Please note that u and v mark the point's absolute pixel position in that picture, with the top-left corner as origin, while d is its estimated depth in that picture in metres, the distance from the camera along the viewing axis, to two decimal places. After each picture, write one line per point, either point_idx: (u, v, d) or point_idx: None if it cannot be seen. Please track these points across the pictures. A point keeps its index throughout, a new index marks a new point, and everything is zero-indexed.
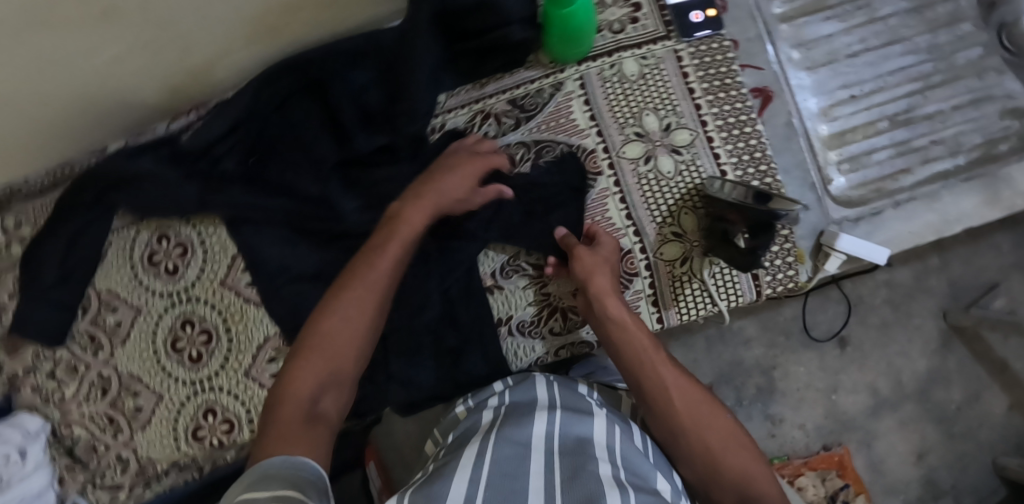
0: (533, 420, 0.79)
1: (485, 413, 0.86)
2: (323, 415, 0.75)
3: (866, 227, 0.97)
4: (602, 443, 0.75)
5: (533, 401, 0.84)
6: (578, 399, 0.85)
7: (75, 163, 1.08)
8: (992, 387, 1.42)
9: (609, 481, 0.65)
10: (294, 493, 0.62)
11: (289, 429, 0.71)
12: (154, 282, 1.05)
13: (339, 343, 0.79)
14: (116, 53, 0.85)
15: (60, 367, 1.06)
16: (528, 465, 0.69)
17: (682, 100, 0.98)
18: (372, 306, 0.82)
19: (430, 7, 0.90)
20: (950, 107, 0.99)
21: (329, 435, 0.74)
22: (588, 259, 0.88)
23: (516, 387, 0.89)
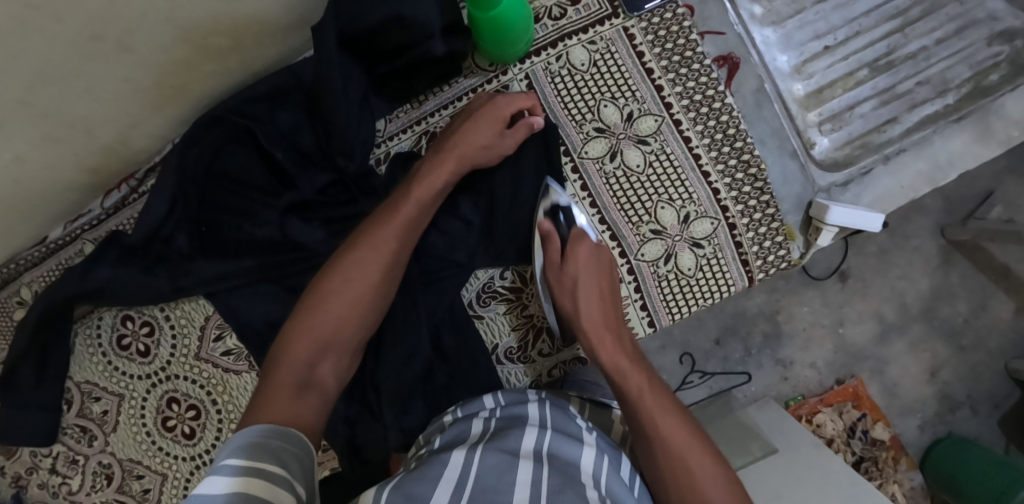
0: (522, 433, 0.72)
1: (476, 426, 0.79)
2: (318, 383, 0.72)
3: (855, 189, 0.91)
4: (589, 465, 0.70)
5: (524, 417, 0.77)
6: (569, 420, 0.79)
7: (20, 259, 1.03)
8: (997, 294, 1.41)
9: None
10: (275, 467, 0.57)
11: (279, 392, 0.68)
12: (129, 365, 1.02)
13: (348, 303, 0.76)
14: (15, 153, 0.79)
15: (61, 461, 1.05)
16: (512, 479, 0.63)
17: (640, 83, 0.89)
18: (384, 269, 0.79)
19: (332, 31, 0.79)
20: (933, 41, 0.91)
21: (321, 406, 0.71)
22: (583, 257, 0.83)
23: (508, 407, 0.82)
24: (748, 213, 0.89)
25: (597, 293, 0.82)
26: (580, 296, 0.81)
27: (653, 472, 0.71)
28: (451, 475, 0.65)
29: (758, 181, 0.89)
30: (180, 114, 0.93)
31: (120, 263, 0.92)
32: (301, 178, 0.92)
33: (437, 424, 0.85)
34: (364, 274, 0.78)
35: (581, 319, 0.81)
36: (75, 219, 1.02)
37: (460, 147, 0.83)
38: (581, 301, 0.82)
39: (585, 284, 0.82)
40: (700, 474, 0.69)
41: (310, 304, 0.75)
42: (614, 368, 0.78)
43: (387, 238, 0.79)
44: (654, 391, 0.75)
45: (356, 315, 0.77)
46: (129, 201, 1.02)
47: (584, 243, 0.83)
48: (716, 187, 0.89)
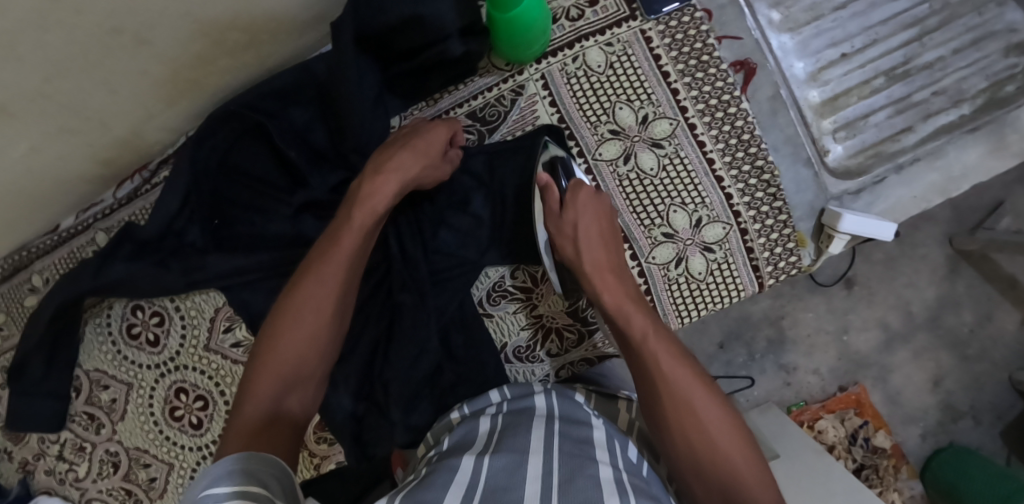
0: (529, 426, 0.74)
1: (484, 423, 0.80)
2: (287, 415, 0.69)
3: (867, 198, 0.92)
4: (601, 447, 0.72)
5: (533, 410, 0.79)
6: (578, 409, 0.81)
7: (30, 247, 1.04)
8: (1003, 304, 1.42)
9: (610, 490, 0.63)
10: (259, 489, 0.54)
11: (249, 432, 0.64)
12: (138, 355, 1.03)
13: (304, 333, 0.72)
14: (32, 143, 0.80)
15: (68, 448, 1.05)
16: (523, 471, 0.65)
17: (656, 86, 0.89)
18: (339, 292, 0.75)
19: (350, 30, 0.79)
20: (950, 51, 0.91)
21: (294, 437, 0.68)
22: (583, 200, 0.81)
23: (516, 400, 0.83)
24: (760, 218, 0.90)
25: (590, 230, 0.80)
26: (580, 234, 0.80)
27: (661, 419, 0.71)
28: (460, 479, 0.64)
29: (771, 187, 0.89)
30: (194, 107, 0.93)
31: (135, 258, 0.93)
32: (314, 176, 0.93)
33: (446, 421, 0.86)
34: (322, 298, 0.74)
35: (584, 263, 0.80)
36: (87, 208, 1.02)
37: (408, 166, 0.81)
38: (582, 244, 0.80)
39: (586, 229, 0.80)
40: (708, 422, 0.68)
41: (270, 336, 0.71)
42: (617, 309, 0.77)
43: (340, 261, 0.76)
44: (659, 333, 0.74)
45: (320, 341, 0.72)
46: (141, 192, 1.01)
47: (583, 190, 0.81)
48: (728, 192, 0.89)
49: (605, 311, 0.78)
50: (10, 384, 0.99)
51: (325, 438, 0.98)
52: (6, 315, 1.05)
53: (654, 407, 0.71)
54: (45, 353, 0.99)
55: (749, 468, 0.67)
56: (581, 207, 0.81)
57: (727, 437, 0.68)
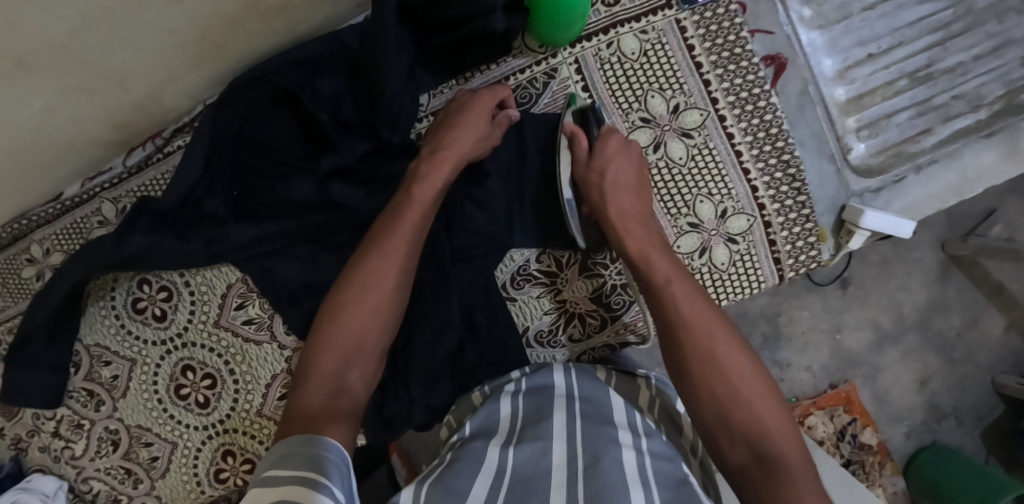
0: (552, 410, 0.75)
1: (504, 403, 0.81)
2: (350, 389, 0.70)
3: (887, 196, 0.93)
4: (624, 427, 0.72)
5: (552, 390, 0.80)
6: (598, 389, 0.81)
7: (31, 215, 0.99)
8: (990, 310, 1.46)
9: (633, 474, 0.62)
10: (317, 476, 0.56)
11: (311, 407, 0.65)
12: (144, 330, 0.99)
13: (370, 310, 0.74)
14: (48, 102, 0.76)
15: (65, 425, 1.02)
16: (548, 457, 0.65)
17: (689, 76, 0.89)
18: (401, 271, 0.77)
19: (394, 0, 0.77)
20: (971, 57, 0.93)
21: (356, 409, 0.68)
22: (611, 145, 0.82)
23: (533, 374, 0.85)
24: (784, 212, 0.91)
25: (618, 178, 0.81)
26: (618, 190, 0.81)
27: (676, 353, 0.70)
28: (489, 468, 0.65)
29: (797, 181, 0.90)
30: (215, 74, 0.90)
31: (152, 229, 0.90)
32: (341, 142, 0.91)
33: (467, 400, 0.86)
34: (386, 282, 0.75)
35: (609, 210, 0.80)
36: (94, 177, 0.98)
37: (463, 144, 0.83)
38: (610, 194, 0.81)
39: (616, 176, 0.81)
40: (727, 366, 0.67)
41: (328, 318, 0.73)
42: (638, 255, 0.77)
43: (396, 247, 0.77)
44: (677, 283, 0.74)
45: (378, 318, 0.74)
46: (153, 160, 0.98)
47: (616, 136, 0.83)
48: (755, 184, 0.90)
49: (627, 259, 0.78)
50: (7, 356, 0.94)
51: None
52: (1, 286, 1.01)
53: (673, 350, 0.71)
54: (47, 330, 0.95)
55: (778, 424, 0.65)
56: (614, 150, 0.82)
57: (751, 381, 0.67)
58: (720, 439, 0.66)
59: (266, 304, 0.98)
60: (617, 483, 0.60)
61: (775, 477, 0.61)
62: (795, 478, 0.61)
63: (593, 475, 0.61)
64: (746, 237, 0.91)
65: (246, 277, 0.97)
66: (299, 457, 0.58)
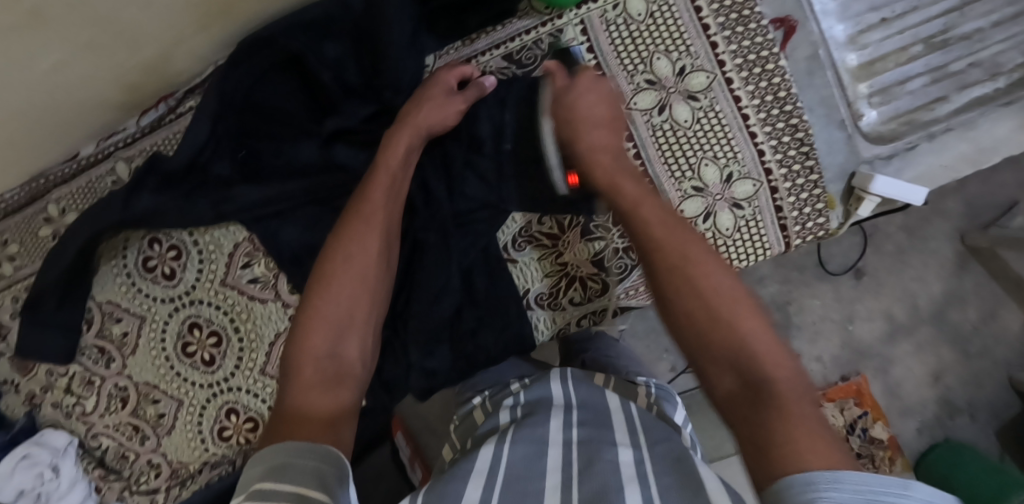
0: (547, 418, 0.74)
1: (503, 416, 0.78)
2: (345, 366, 0.68)
3: (898, 164, 0.91)
4: (623, 429, 0.70)
5: (549, 401, 0.78)
6: (595, 393, 0.80)
7: (47, 175, 1.01)
8: (1008, 304, 1.42)
9: (630, 473, 0.61)
10: (320, 494, 0.53)
11: (310, 389, 0.64)
12: (153, 288, 1.01)
13: (350, 283, 0.73)
14: (62, 56, 0.79)
15: (75, 382, 1.04)
16: (542, 463, 0.65)
17: (695, 38, 0.88)
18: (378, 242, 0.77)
19: None
20: (989, 24, 0.91)
21: (356, 388, 0.68)
22: (582, 83, 0.81)
23: (532, 386, 0.82)
24: (792, 177, 0.89)
25: (598, 116, 0.80)
26: (579, 110, 0.80)
27: (651, 275, 0.68)
28: (483, 470, 0.64)
29: (805, 145, 0.89)
30: (225, 34, 0.92)
31: (161, 190, 0.92)
32: (346, 103, 0.92)
33: (468, 413, 0.84)
34: (363, 252, 0.75)
35: (582, 144, 0.79)
36: (110, 136, 1.00)
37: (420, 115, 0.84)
38: (588, 128, 0.79)
39: (587, 105, 0.80)
40: (706, 291, 0.64)
41: (318, 290, 0.71)
42: (608, 182, 0.76)
43: (373, 210, 0.79)
44: (645, 201, 0.73)
45: (366, 293, 0.73)
46: (166, 121, 0.99)
47: (589, 74, 0.82)
48: (761, 149, 0.89)
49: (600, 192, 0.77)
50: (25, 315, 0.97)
51: None
52: (19, 245, 1.03)
53: (659, 271, 0.67)
54: (59, 289, 0.96)
55: (767, 346, 0.60)
56: (587, 89, 0.81)
57: (738, 303, 0.62)
58: (702, 359, 0.62)
59: (271, 264, 0.99)
60: (606, 490, 0.59)
61: (768, 401, 0.56)
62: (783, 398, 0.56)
63: (585, 483, 0.60)
64: (751, 205, 0.90)
65: (253, 237, 0.99)
66: (294, 468, 0.55)
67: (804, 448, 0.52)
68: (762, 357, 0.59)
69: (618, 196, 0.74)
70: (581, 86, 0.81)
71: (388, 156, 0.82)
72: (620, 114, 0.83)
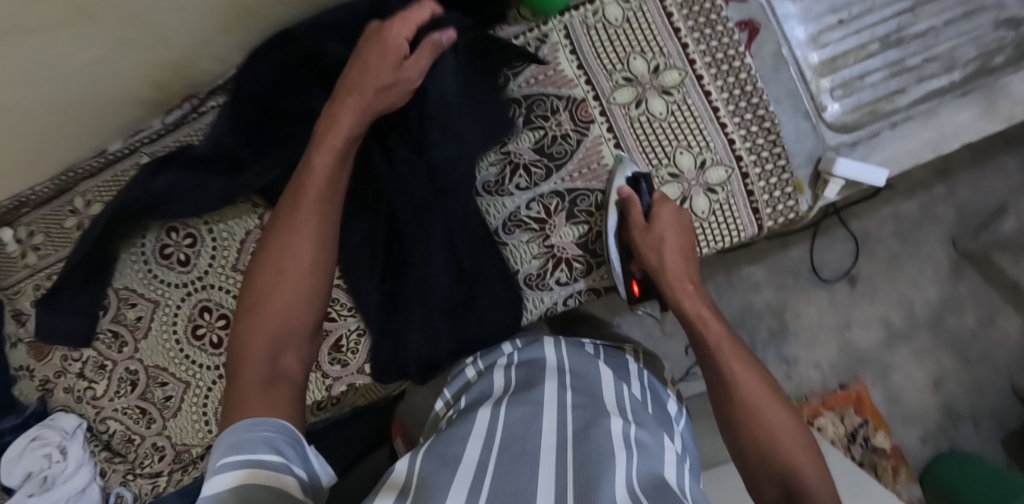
0: (542, 382, 0.85)
1: (498, 377, 0.89)
2: (284, 372, 0.77)
3: (863, 150, 0.97)
4: (612, 402, 0.83)
5: (543, 362, 0.89)
6: (588, 362, 0.91)
7: (75, 168, 1.11)
8: (1005, 310, 1.45)
9: (619, 440, 0.72)
10: (275, 456, 0.66)
11: (249, 393, 0.73)
12: (168, 274, 1.08)
13: (284, 293, 0.80)
14: (103, 51, 0.90)
15: (89, 366, 1.10)
16: (536, 424, 0.75)
17: (668, 40, 0.97)
18: (314, 248, 0.83)
19: None
20: (942, 22, 1.00)
21: (293, 389, 0.76)
22: (665, 218, 0.90)
23: (525, 348, 0.94)
24: (761, 163, 0.96)
25: (674, 250, 0.90)
26: (664, 248, 0.89)
27: (721, 397, 0.82)
28: (480, 433, 0.74)
29: (772, 134, 0.96)
30: (247, 37, 1.02)
31: (187, 175, 1.01)
32: None
33: (461, 379, 0.94)
34: (297, 260, 0.82)
35: (665, 271, 0.89)
36: (135, 134, 1.11)
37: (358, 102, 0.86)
38: (664, 258, 0.90)
39: (669, 243, 0.90)
40: (764, 412, 0.79)
41: (255, 299, 0.80)
42: (693, 321, 0.87)
43: (304, 217, 0.83)
44: (696, 299, 0.88)
45: (304, 302, 0.81)
46: (188, 119, 1.09)
47: (665, 207, 0.91)
48: (732, 138, 0.97)
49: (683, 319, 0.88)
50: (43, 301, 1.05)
51: (337, 360, 1.03)
52: (43, 236, 1.11)
53: (722, 405, 0.82)
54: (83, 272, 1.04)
55: (809, 467, 0.75)
56: (665, 226, 0.90)
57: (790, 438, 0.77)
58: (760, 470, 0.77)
59: None
60: (602, 450, 0.70)
61: None
62: None
63: (580, 444, 0.71)
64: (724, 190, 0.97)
65: (263, 224, 1.07)
66: (247, 440, 0.66)
67: None
68: (801, 471, 0.74)
69: (698, 336, 0.87)
70: (660, 212, 0.91)
71: (317, 158, 0.85)
72: (690, 234, 0.92)
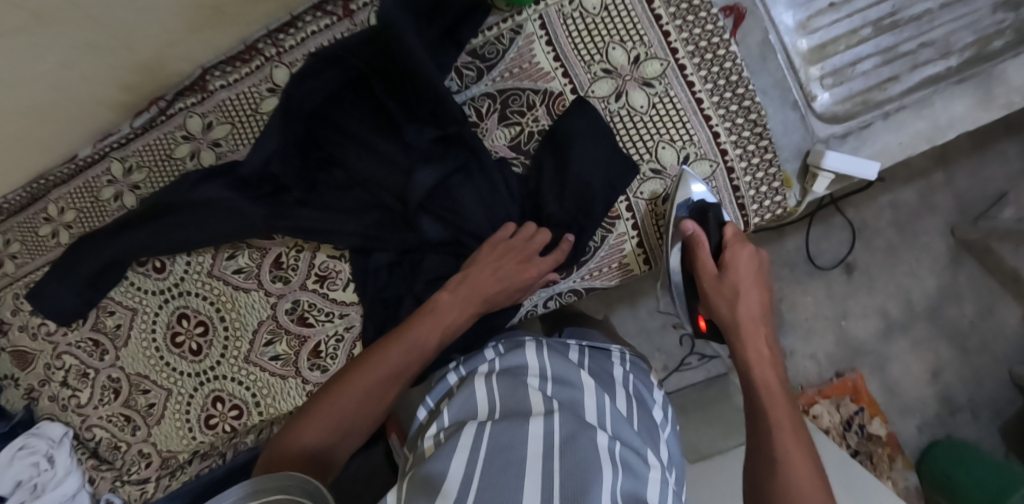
0: (526, 393, 0.82)
1: (478, 383, 0.86)
2: (318, 463, 0.78)
3: (853, 142, 0.94)
4: (594, 414, 0.80)
5: (525, 370, 0.87)
6: (570, 367, 0.88)
7: (47, 177, 1.09)
8: (1005, 299, 1.40)
9: (604, 457, 0.71)
10: None
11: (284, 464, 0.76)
12: (145, 281, 1.06)
13: (379, 377, 0.84)
14: (62, 58, 0.87)
15: (72, 375, 1.09)
16: (524, 433, 0.74)
17: (649, 28, 0.92)
18: (416, 354, 0.86)
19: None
20: (938, 6, 0.94)
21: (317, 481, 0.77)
22: (741, 260, 0.86)
23: (508, 354, 0.91)
24: (747, 157, 0.93)
25: (746, 292, 0.86)
26: (738, 288, 0.86)
27: (756, 440, 0.78)
28: (465, 452, 0.72)
29: (758, 126, 0.92)
30: (214, 40, 0.99)
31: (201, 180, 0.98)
32: None
33: (444, 385, 0.92)
34: (403, 351, 0.86)
35: (740, 315, 0.85)
36: (105, 137, 1.06)
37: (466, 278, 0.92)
38: (740, 302, 0.86)
39: (745, 286, 0.86)
40: (790, 455, 0.75)
41: (353, 368, 0.86)
42: (745, 364, 0.84)
43: (437, 323, 0.88)
44: (770, 364, 0.83)
45: (380, 393, 0.84)
46: (157, 122, 1.04)
47: (744, 249, 0.87)
48: (716, 130, 0.92)
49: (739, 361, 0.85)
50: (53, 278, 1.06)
51: (319, 366, 1.02)
52: (21, 244, 1.10)
53: (753, 445, 0.78)
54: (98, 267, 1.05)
55: None
56: (742, 269, 0.86)
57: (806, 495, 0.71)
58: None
59: (255, 255, 1.03)
60: (586, 465, 0.68)
61: None
62: None
63: (564, 457, 0.69)
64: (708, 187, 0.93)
65: None
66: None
67: None
68: None
69: (750, 381, 0.83)
70: (738, 252, 0.87)
71: (428, 314, 0.89)
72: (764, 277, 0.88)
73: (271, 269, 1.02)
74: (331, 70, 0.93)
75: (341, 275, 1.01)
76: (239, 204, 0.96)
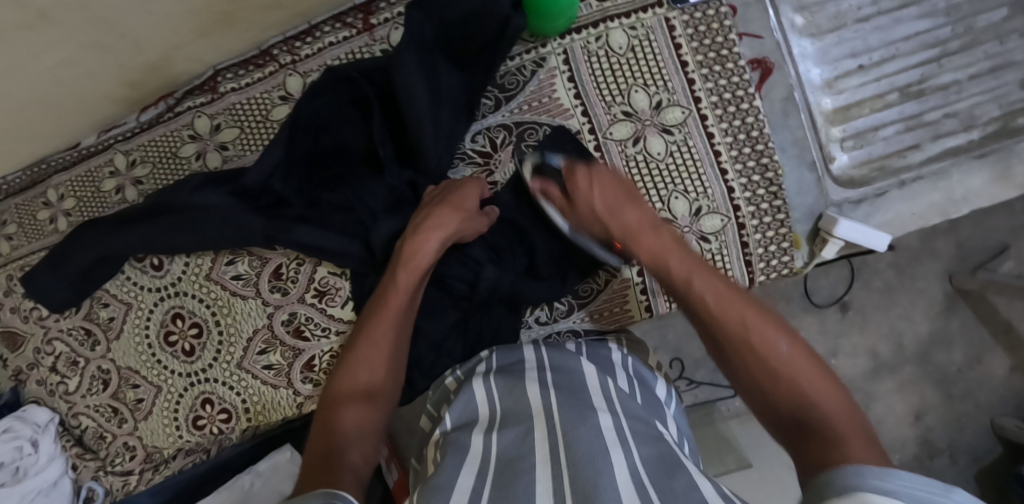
0: (524, 387, 0.76)
1: (476, 383, 0.80)
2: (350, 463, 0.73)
3: (867, 209, 0.95)
4: (596, 393, 0.74)
5: (521, 364, 0.82)
6: (569, 359, 0.82)
7: (48, 161, 1.06)
8: (993, 349, 1.41)
9: (611, 437, 0.63)
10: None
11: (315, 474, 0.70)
12: (142, 277, 1.05)
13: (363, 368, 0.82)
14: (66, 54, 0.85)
15: (61, 362, 1.08)
16: (531, 435, 0.65)
17: (673, 74, 0.91)
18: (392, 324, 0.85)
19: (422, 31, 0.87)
20: (967, 77, 0.96)
21: (357, 478, 0.72)
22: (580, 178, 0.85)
23: (503, 352, 0.87)
24: (759, 215, 0.92)
25: (615, 205, 0.85)
26: (607, 210, 0.85)
27: (717, 345, 0.75)
28: (472, 461, 0.64)
29: (773, 185, 0.91)
30: (226, 43, 0.96)
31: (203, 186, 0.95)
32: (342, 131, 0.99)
33: (440, 388, 0.87)
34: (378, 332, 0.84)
35: (626, 228, 0.84)
36: (110, 129, 1.04)
37: (447, 223, 0.87)
38: (617, 217, 0.85)
39: (603, 201, 0.85)
40: (730, 323, 0.74)
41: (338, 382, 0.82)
42: (660, 264, 0.81)
43: (398, 295, 0.86)
44: (690, 260, 0.80)
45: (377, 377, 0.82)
46: (163, 118, 1.02)
47: (576, 169, 0.86)
48: (731, 185, 0.91)
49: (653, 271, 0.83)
50: (44, 267, 1.03)
51: (311, 379, 1.03)
52: (17, 226, 1.08)
53: (720, 348, 0.75)
54: (93, 260, 1.01)
55: (816, 385, 0.67)
56: (586, 182, 0.86)
57: (783, 350, 0.69)
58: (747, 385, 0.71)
59: (255, 263, 1.02)
60: (595, 449, 0.60)
61: (817, 436, 0.63)
62: (837, 437, 0.62)
63: (572, 442, 0.62)
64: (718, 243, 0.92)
65: None
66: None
67: (843, 440, 0.61)
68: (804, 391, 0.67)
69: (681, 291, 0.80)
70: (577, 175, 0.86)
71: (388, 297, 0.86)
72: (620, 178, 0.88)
73: (270, 279, 1.02)
74: (341, 90, 0.93)
75: (340, 292, 1.01)
76: (237, 212, 0.93)
